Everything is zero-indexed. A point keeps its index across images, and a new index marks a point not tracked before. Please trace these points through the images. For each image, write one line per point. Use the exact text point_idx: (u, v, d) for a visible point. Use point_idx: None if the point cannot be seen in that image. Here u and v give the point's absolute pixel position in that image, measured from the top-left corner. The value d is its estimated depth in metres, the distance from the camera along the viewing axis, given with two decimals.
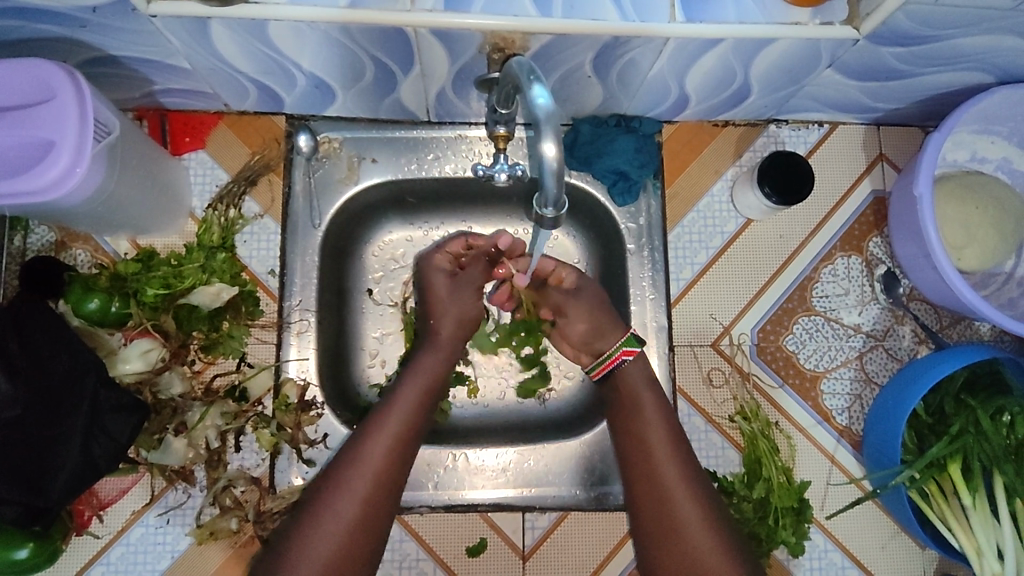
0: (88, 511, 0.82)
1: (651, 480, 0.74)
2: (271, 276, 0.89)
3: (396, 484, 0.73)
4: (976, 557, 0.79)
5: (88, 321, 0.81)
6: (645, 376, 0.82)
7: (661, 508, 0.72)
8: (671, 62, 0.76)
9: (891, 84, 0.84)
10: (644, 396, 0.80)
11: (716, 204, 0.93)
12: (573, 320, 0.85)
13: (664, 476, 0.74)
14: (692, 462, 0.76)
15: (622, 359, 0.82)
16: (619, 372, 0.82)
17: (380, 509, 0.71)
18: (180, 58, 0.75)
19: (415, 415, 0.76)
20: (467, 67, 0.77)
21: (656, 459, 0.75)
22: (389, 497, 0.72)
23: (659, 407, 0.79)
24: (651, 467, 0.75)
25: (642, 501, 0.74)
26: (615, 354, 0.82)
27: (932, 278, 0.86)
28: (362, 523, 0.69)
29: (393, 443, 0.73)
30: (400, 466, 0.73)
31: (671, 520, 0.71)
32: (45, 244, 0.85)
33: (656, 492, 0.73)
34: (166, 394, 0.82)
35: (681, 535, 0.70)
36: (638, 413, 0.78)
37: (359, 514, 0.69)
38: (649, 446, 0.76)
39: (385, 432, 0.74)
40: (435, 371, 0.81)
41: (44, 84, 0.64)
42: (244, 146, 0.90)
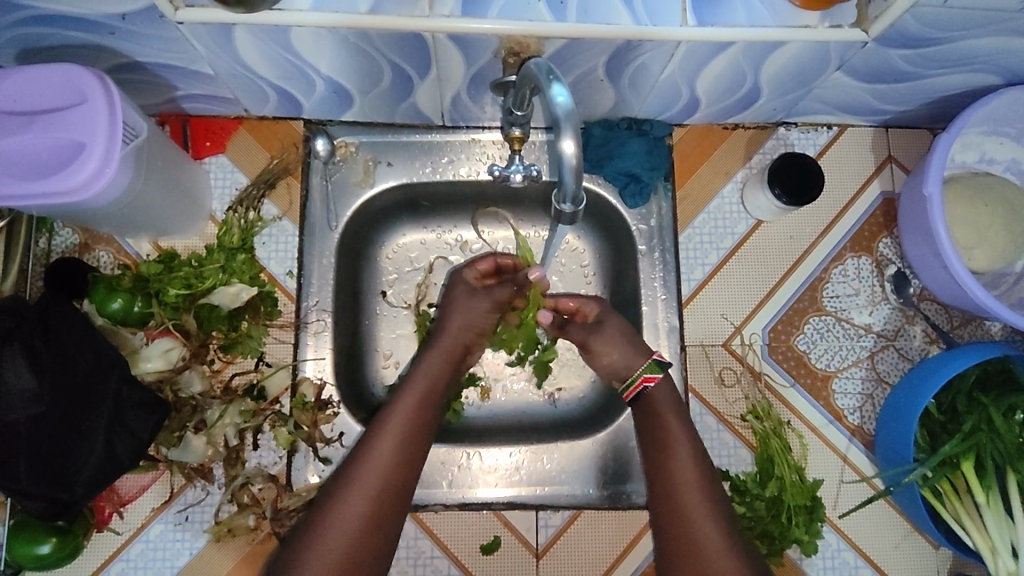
0: (109, 508, 0.83)
1: (673, 502, 0.74)
2: (289, 278, 0.90)
3: (405, 487, 0.74)
4: (990, 556, 0.78)
5: (111, 320, 0.82)
6: (673, 398, 0.81)
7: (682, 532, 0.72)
8: (683, 65, 0.77)
9: (900, 86, 0.85)
10: (670, 418, 0.80)
11: (727, 206, 0.95)
12: (603, 347, 0.85)
13: (686, 498, 0.74)
14: (715, 485, 0.76)
15: (644, 385, 0.82)
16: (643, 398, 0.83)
17: (393, 503, 0.72)
18: (203, 63, 0.77)
19: (420, 416, 0.78)
20: (482, 71, 0.78)
21: (678, 482, 0.75)
22: (400, 493, 0.73)
23: (685, 428, 0.79)
24: (671, 488, 0.75)
25: (664, 525, 0.74)
26: (637, 380, 0.83)
27: (942, 278, 0.86)
28: (370, 526, 0.70)
29: (398, 445, 0.75)
30: (407, 469, 0.75)
31: (693, 544, 0.71)
32: (69, 246, 0.87)
33: (679, 517, 0.73)
34: (186, 392, 0.84)
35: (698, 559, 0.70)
36: (665, 432, 0.79)
37: (366, 516, 0.70)
38: (671, 465, 0.76)
39: (389, 434, 0.75)
40: (436, 376, 0.83)
41: (76, 89, 0.66)
42: (262, 150, 0.92)
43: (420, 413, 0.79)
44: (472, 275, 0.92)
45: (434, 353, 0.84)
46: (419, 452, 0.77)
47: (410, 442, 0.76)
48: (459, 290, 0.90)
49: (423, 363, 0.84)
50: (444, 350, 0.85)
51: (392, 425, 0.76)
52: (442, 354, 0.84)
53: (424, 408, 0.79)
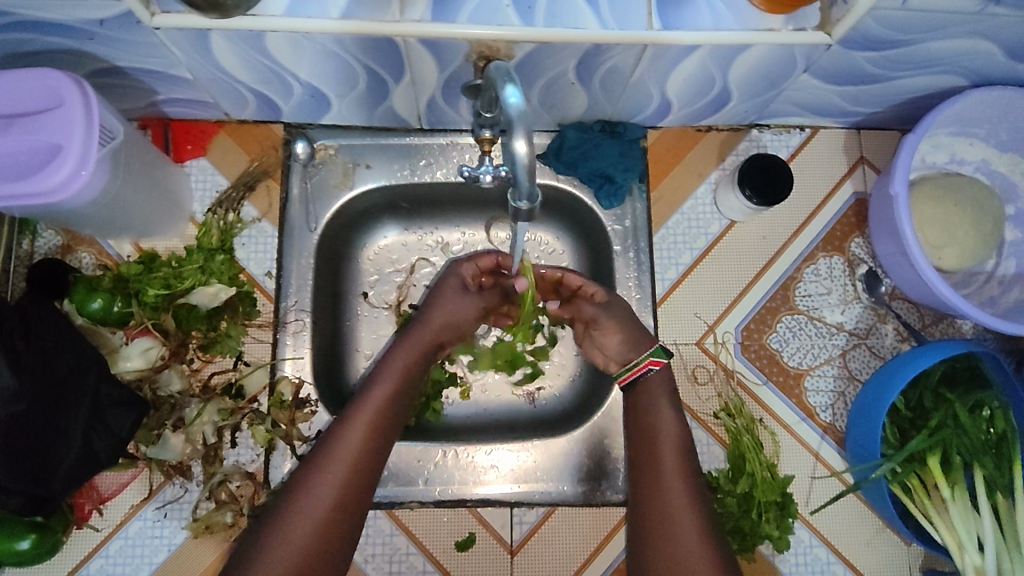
0: (88, 505, 0.84)
1: (655, 486, 0.77)
2: (268, 278, 0.92)
3: (372, 476, 0.76)
4: (958, 551, 0.79)
5: (91, 320, 0.84)
6: (667, 388, 0.84)
7: (660, 514, 0.74)
8: (652, 68, 0.79)
9: (867, 88, 0.86)
10: (662, 408, 0.82)
11: (700, 207, 0.96)
12: (608, 330, 0.88)
13: (669, 483, 0.76)
14: (698, 475, 0.78)
15: (648, 368, 0.84)
16: (645, 381, 0.84)
17: (362, 489, 0.75)
18: (182, 68, 0.79)
19: (391, 407, 0.80)
20: (454, 75, 0.80)
21: (664, 468, 0.78)
22: (369, 480, 0.76)
23: (677, 423, 0.81)
24: (656, 473, 0.77)
25: (643, 507, 0.76)
26: (641, 364, 0.84)
27: (910, 276, 0.87)
28: (338, 513, 0.72)
29: (369, 435, 0.77)
30: (375, 459, 0.77)
31: (670, 527, 0.73)
32: (51, 248, 0.88)
33: (659, 500, 0.75)
34: (166, 391, 0.85)
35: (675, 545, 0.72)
36: (655, 420, 0.81)
37: (334, 504, 0.72)
38: (658, 452, 0.79)
39: (360, 424, 0.77)
40: (410, 367, 0.85)
41: (53, 93, 0.68)
42: (243, 153, 0.94)
43: (391, 405, 0.81)
44: (468, 271, 0.92)
45: (408, 343, 0.86)
46: (387, 443, 0.79)
47: (379, 431, 0.78)
48: (447, 286, 0.92)
49: (397, 353, 0.86)
50: (419, 341, 0.87)
51: (363, 415, 0.78)
52: (417, 347, 0.86)
53: (396, 399, 0.81)
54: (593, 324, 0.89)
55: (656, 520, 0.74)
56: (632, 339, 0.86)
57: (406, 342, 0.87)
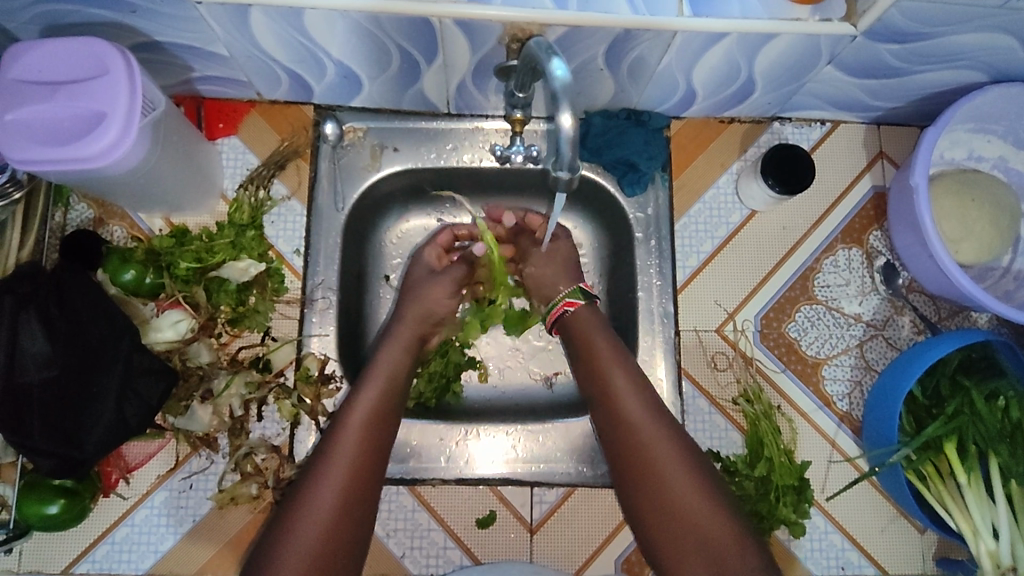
0: (115, 473, 0.85)
1: (641, 460, 0.75)
2: (296, 256, 0.93)
3: (375, 474, 0.76)
4: (972, 537, 0.80)
5: (123, 290, 0.85)
6: (613, 349, 0.82)
7: (658, 488, 0.73)
8: (679, 56, 0.80)
9: (888, 82, 0.88)
10: (617, 376, 0.80)
11: (722, 196, 0.97)
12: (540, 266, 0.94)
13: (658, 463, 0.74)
14: (678, 431, 0.77)
15: (564, 309, 0.88)
16: (568, 319, 0.88)
17: (367, 485, 0.75)
18: (220, 45, 0.80)
19: (383, 405, 0.80)
20: (486, 58, 0.81)
21: (644, 439, 0.76)
22: (371, 477, 0.76)
23: (641, 395, 0.79)
24: (636, 445, 0.76)
25: (636, 484, 0.75)
26: (559, 304, 0.89)
27: (929, 267, 0.89)
28: (345, 507, 0.72)
29: (364, 434, 0.77)
30: (375, 457, 0.77)
31: (676, 511, 0.72)
32: (84, 221, 0.90)
33: (649, 472, 0.74)
34: (195, 362, 0.86)
35: (686, 522, 0.72)
36: (615, 391, 0.79)
37: (340, 505, 0.72)
38: (631, 424, 0.77)
39: (355, 426, 0.77)
40: (397, 365, 0.84)
41: (98, 62, 0.69)
42: (273, 132, 0.95)
43: (382, 401, 0.81)
44: (434, 252, 0.97)
45: (394, 344, 0.87)
46: (384, 439, 0.79)
47: (375, 428, 0.78)
48: (419, 273, 0.95)
49: (383, 353, 0.85)
50: (404, 341, 0.87)
51: (356, 416, 0.78)
52: (401, 344, 0.87)
53: (387, 396, 0.81)
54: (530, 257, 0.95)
55: (656, 496, 0.74)
56: (562, 276, 0.92)
57: (392, 343, 0.87)
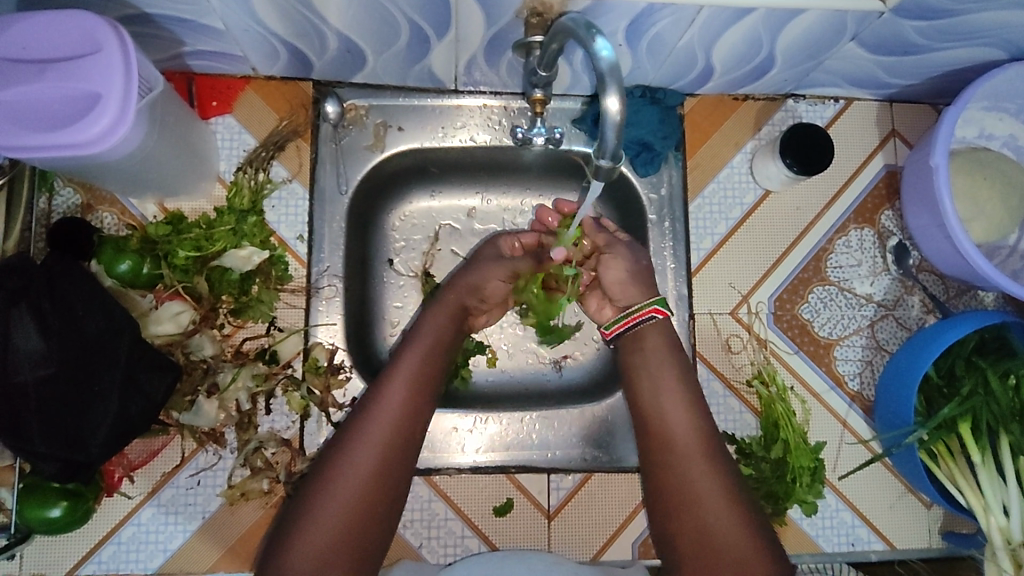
0: (119, 472, 0.82)
1: (676, 476, 0.75)
2: (299, 242, 0.89)
3: (397, 477, 0.71)
4: (982, 512, 0.82)
5: (120, 282, 0.80)
6: (664, 352, 0.82)
7: (689, 506, 0.73)
8: (703, 31, 0.77)
9: (907, 60, 0.86)
10: (667, 392, 0.79)
11: (736, 176, 0.96)
12: (616, 258, 0.86)
13: (684, 452, 0.76)
14: (722, 453, 0.76)
15: (651, 316, 0.82)
16: (644, 327, 0.83)
17: (401, 461, 0.72)
18: (215, 18, 0.74)
19: (418, 387, 0.76)
20: (502, 33, 0.77)
21: (683, 455, 0.75)
22: (406, 454, 0.73)
23: (678, 382, 0.80)
24: (666, 441, 0.77)
25: (667, 500, 0.75)
26: (643, 310, 0.83)
27: (943, 247, 0.89)
28: (378, 481, 0.70)
29: (388, 432, 0.72)
30: (400, 457, 0.72)
31: (693, 500, 0.73)
32: (71, 207, 0.84)
33: (678, 478, 0.75)
34: (198, 355, 0.83)
35: (700, 511, 0.72)
36: (661, 407, 0.79)
37: (372, 478, 0.70)
38: (673, 439, 0.77)
39: (393, 398, 0.74)
40: (437, 338, 0.81)
41: (89, 37, 0.63)
42: (270, 110, 0.90)
43: (419, 386, 0.76)
44: (508, 245, 0.92)
45: (437, 313, 0.83)
46: (411, 437, 0.74)
47: (415, 401, 0.75)
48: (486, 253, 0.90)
49: (426, 324, 0.82)
50: (447, 312, 0.83)
51: (385, 407, 0.73)
52: (440, 323, 0.82)
53: (419, 390, 0.76)
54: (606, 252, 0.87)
55: (686, 513, 0.73)
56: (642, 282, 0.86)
57: (432, 313, 0.83)
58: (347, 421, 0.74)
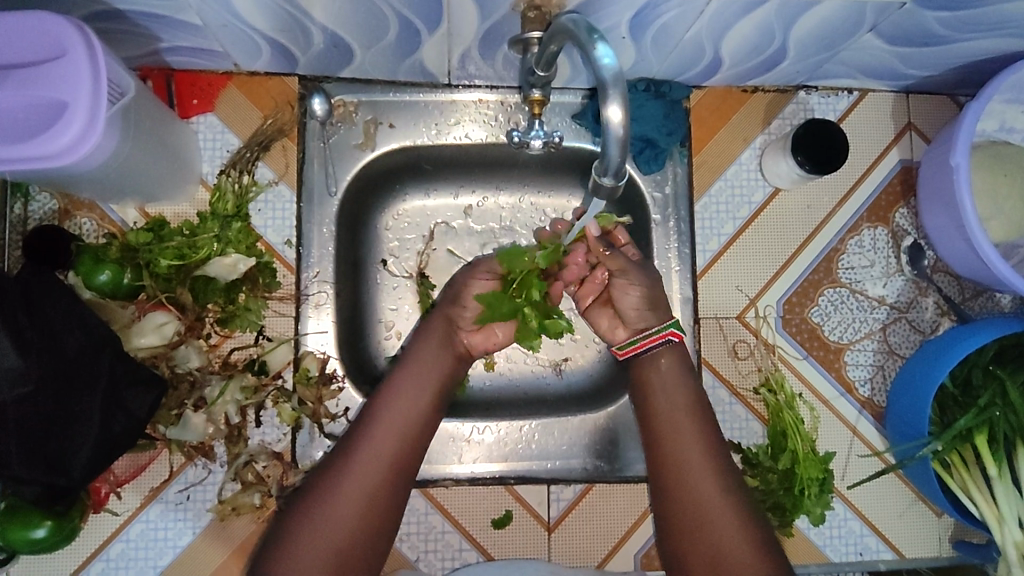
0: (106, 488, 0.80)
1: (682, 497, 0.72)
2: (287, 247, 0.86)
3: (390, 505, 0.70)
4: (997, 525, 0.80)
5: (99, 293, 0.77)
6: (672, 370, 0.79)
7: (699, 527, 0.70)
8: (711, 23, 0.72)
9: (927, 50, 0.81)
10: (684, 411, 0.76)
11: (744, 173, 0.91)
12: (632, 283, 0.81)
13: (691, 471, 0.73)
14: (729, 471, 0.73)
15: (668, 338, 0.79)
16: (658, 350, 0.80)
17: (388, 494, 0.70)
18: (191, 13, 0.69)
19: (406, 416, 0.73)
20: (497, 26, 0.72)
21: (689, 474, 0.73)
22: (394, 487, 0.70)
23: (683, 396, 0.77)
24: (673, 461, 0.74)
25: (673, 521, 0.72)
26: (661, 333, 0.79)
27: (960, 249, 0.85)
28: (362, 516, 0.68)
29: (382, 459, 0.70)
30: (393, 484, 0.70)
31: (697, 521, 0.71)
32: (48, 213, 0.81)
33: (683, 500, 0.72)
34: (184, 367, 0.80)
35: (705, 533, 0.70)
36: (674, 423, 0.76)
37: (357, 512, 0.68)
38: (685, 457, 0.74)
39: (380, 430, 0.71)
40: (428, 363, 0.77)
41: (52, 40, 0.59)
42: (254, 108, 0.86)
43: (408, 416, 0.73)
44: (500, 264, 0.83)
45: (429, 336, 0.80)
46: (405, 465, 0.71)
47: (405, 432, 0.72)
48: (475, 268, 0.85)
49: (417, 349, 0.78)
50: (439, 335, 0.80)
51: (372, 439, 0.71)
52: (432, 347, 0.79)
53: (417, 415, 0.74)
54: (620, 275, 0.82)
55: (695, 533, 0.70)
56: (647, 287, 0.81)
57: (425, 336, 0.80)
58: (334, 451, 0.72)
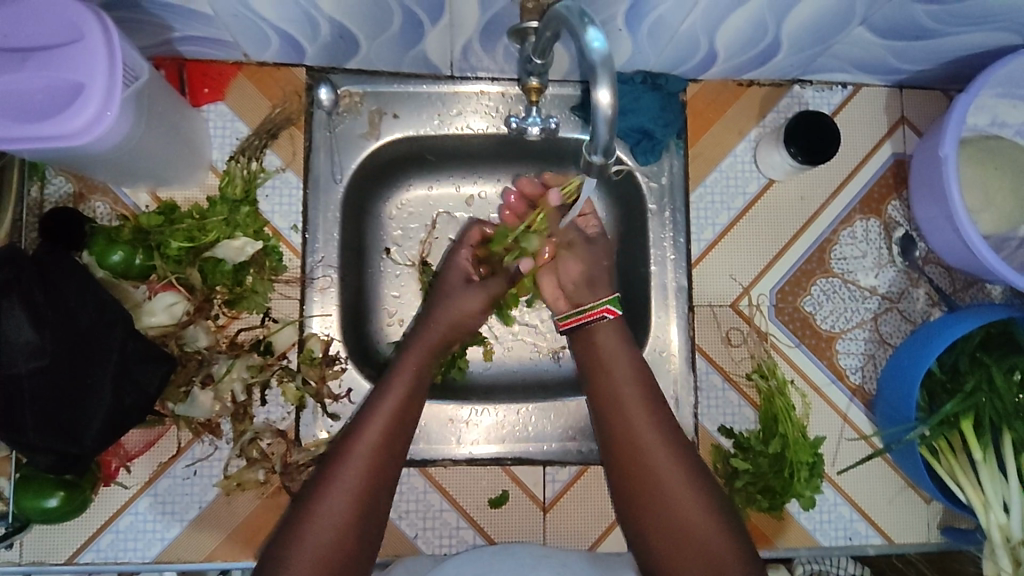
0: (116, 462, 0.82)
1: (637, 464, 0.74)
2: (294, 232, 0.88)
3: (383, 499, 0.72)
4: (982, 510, 0.81)
5: (112, 273, 0.80)
6: (617, 339, 0.81)
7: (661, 507, 0.72)
8: (706, 15, 0.74)
9: (918, 44, 0.83)
10: (629, 380, 0.78)
11: (739, 165, 0.94)
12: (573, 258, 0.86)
13: (644, 438, 0.75)
14: (676, 433, 0.76)
15: (602, 315, 0.82)
16: (595, 325, 0.82)
17: (384, 486, 0.72)
18: (203, 3, 0.72)
19: (401, 415, 0.76)
20: (497, 17, 0.75)
21: (643, 442, 0.75)
22: (388, 480, 0.72)
23: (628, 364, 0.79)
24: (624, 428, 0.76)
25: (629, 489, 0.74)
26: (597, 308, 0.82)
27: (950, 239, 0.87)
28: (361, 508, 0.70)
29: (380, 444, 0.73)
30: (387, 480, 0.72)
31: (654, 487, 0.73)
32: (63, 196, 0.84)
33: (637, 467, 0.74)
34: (192, 347, 0.83)
35: (661, 497, 0.72)
36: (620, 393, 0.78)
37: (355, 506, 0.69)
38: (640, 440, 0.74)
39: (375, 427, 0.74)
40: (419, 368, 0.80)
41: (69, 25, 0.62)
42: (263, 97, 0.89)
43: (401, 416, 0.76)
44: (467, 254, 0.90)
45: (417, 344, 0.82)
46: (398, 458, 0.74)
47: (397, 429, 0.75)
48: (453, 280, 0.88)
49: (407, 354, 0.81)
50: (427, 342, 0.83)
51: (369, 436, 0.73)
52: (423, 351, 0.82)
53: (409, 401, 0.77)
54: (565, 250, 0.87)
55: (650, 502, 0.72)
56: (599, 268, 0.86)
57: (415, 343, 0.83)
58: (332, 450, 0.74)
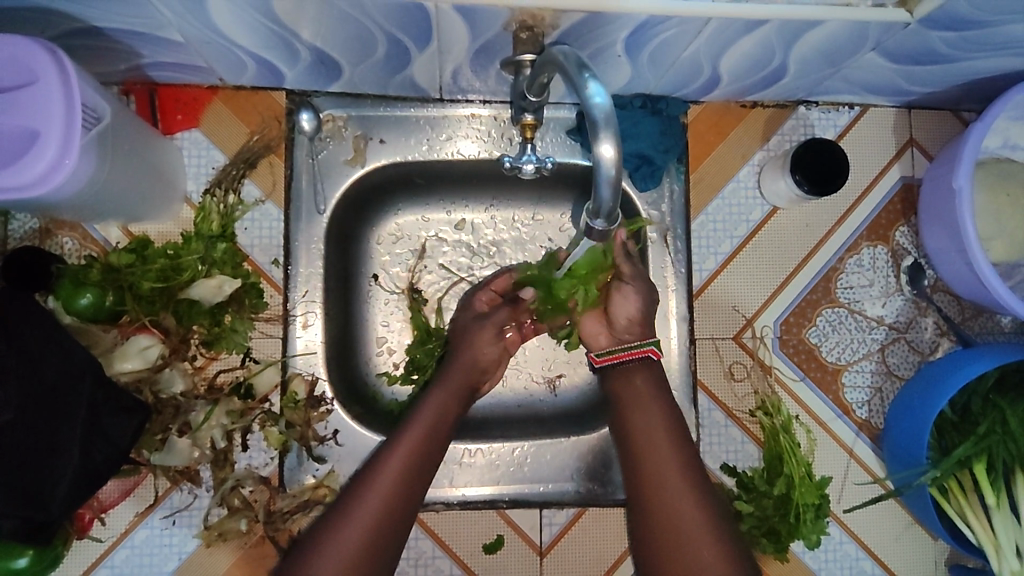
0: (89, 514, 0.78)
1: (659, 508, 0.67)
2: (275, 267, 0.84)
3: (393, 545, 0.65)
4: (994, 553, 0.79)
5: (81, 317, 0.75)
6: (648, 380, 0.75)
7: (674, 547, 0.64)
8: (709, 43, 0.70)
9: (931, 68, 0.79)
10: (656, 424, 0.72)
11: (742, 190, 0.90)
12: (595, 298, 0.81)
13: (670, 479, 0.68)
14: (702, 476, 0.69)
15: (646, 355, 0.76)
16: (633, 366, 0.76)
17: (394, 530, 0.65)
18: (171, 30, 0.67)
19: (421, 459, 0.70)
20: (489, 44, 0.70)
21: (667, 484, 0.67)
22: (402, 524, 0.66)
23: (662, 406, 0.73)
24: (652, 467, 0.69)
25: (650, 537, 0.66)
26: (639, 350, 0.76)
27: (962, 272, 0.83)
28: (371, 550, 0.63)
29: (391, 494, 0.66)
30: (399, 523, 0.66)
31: (676, 530, 0.65)
32: (28, 232, 0.79)
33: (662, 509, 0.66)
34: (167, 392, 0.78)
35: (683, 544, 0.64)
36: (643, 434, 0.71)
37: (362, 546, 0.63)
38: (655, 450, 0.70)
39: (395, 465, 0.68)
40: (441, 413, 0.75)
41: (22, 65, 0.57)
42: (241, 124, 0.84)
43: (421, 459, 0.70)
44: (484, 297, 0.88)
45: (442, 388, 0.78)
46: (413, 503, 0.68)
47: (417, 470, 0.69)
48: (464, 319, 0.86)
49: (430, 398, 0.76)
50: (450, 386, 0.78)
51: (387, 474, 0.67)
52: (446, 397, 0.77)
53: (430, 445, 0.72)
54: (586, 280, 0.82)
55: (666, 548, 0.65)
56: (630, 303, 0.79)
57: (439, 388, 0.78)
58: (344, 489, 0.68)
